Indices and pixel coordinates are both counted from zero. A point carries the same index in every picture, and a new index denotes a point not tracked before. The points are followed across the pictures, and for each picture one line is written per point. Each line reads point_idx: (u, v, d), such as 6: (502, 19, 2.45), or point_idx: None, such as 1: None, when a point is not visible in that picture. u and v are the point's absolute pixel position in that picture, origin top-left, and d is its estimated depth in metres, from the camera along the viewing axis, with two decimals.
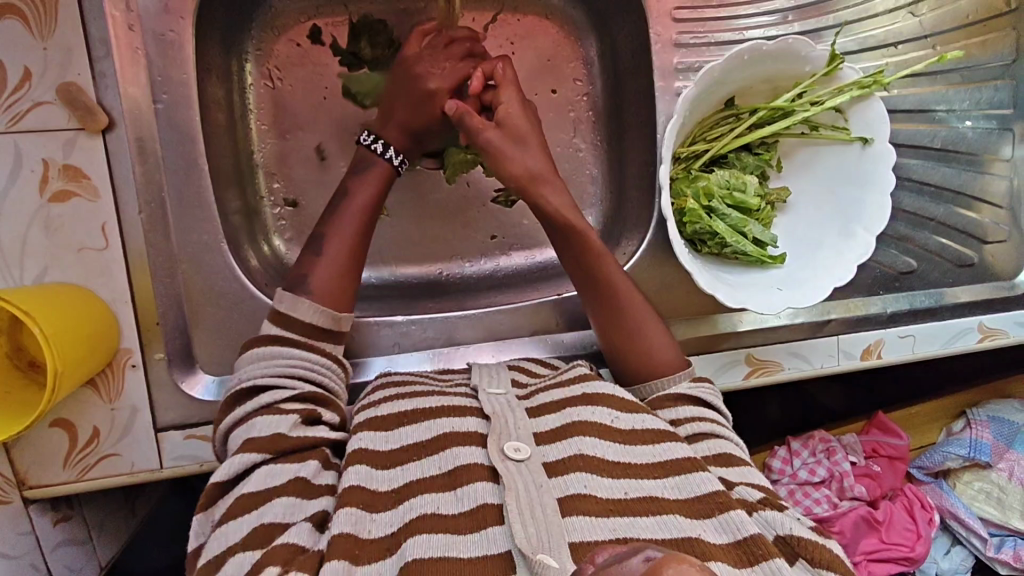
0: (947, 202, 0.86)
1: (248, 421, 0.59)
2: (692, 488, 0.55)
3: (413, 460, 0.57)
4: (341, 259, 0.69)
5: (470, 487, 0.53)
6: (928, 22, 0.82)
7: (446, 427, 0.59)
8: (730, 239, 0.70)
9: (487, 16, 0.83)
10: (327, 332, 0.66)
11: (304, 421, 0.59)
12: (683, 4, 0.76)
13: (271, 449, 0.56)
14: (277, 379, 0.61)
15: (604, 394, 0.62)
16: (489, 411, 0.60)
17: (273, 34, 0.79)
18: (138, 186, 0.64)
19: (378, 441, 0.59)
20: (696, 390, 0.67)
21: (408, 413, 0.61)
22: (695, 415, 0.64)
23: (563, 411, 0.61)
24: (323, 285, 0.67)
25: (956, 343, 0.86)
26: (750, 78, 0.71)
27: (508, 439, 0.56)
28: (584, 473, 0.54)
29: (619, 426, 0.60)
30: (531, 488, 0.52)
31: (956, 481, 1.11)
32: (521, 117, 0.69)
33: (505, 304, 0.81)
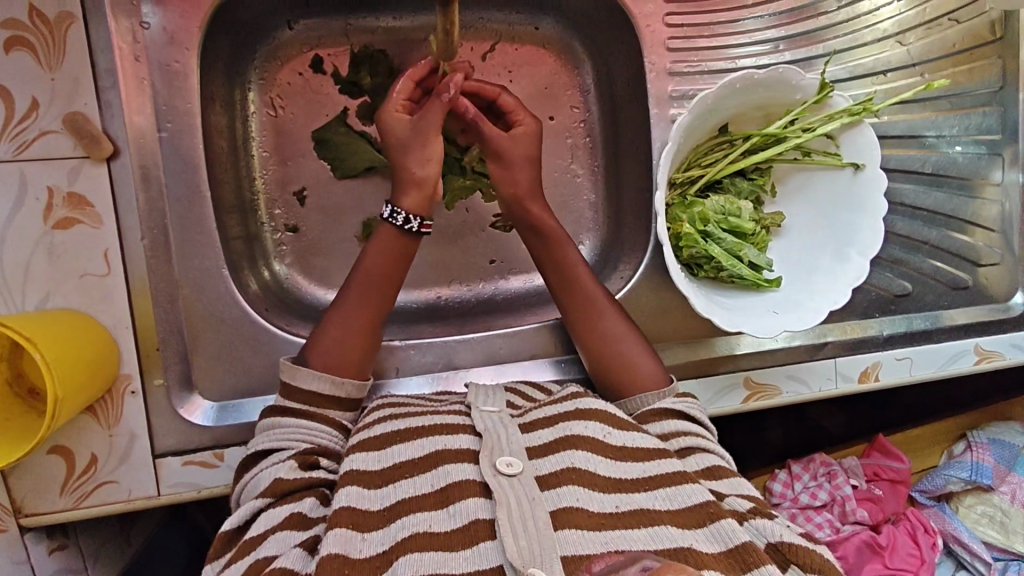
0: (939, 225, 0.87)
1: (254, 480, 0.61)
2: (683, 498, 0.56)
3: (406, 477, 0.57)
4: (343, 341, 0.68)
5: (463, 503, 0.54)
6: (916, 51, 0.84)
7: (439, 444, 0.60)
8: (726, 262, 0.71)
9: (485, 46, 0.85)
10: (335, 400, 0.66)
11: (302, 465, 0.60)
12: (677, 34, 0.77)
13: (272, 492, 0.58)
14: (279, 442, 0.62)
15: (596, 410, 0.64)
16: (481, 428, 0.60)
17: (277, 64, 0.80)
18: (140, 212, 0.65)
19: (370, 460, 0.59)
20: (680, 405, 0.68)
21: (401, 431, 0.62)
22: (681, 427, 0.66)
23: (556, 425, 0.62)
24: (330, 355, 0.67)
25: (953, 366, 0.86)
26: (744, 105, 0.73)
27: (500, 455, 0.57)
28: (577, 486, 0.55)
29: (610, 441, 0.61)
30: (523, 502, 0.52)
31: (958, 504, 1.11)
32: (534, 140, 0.73)
33: (504, 328, 0.81)
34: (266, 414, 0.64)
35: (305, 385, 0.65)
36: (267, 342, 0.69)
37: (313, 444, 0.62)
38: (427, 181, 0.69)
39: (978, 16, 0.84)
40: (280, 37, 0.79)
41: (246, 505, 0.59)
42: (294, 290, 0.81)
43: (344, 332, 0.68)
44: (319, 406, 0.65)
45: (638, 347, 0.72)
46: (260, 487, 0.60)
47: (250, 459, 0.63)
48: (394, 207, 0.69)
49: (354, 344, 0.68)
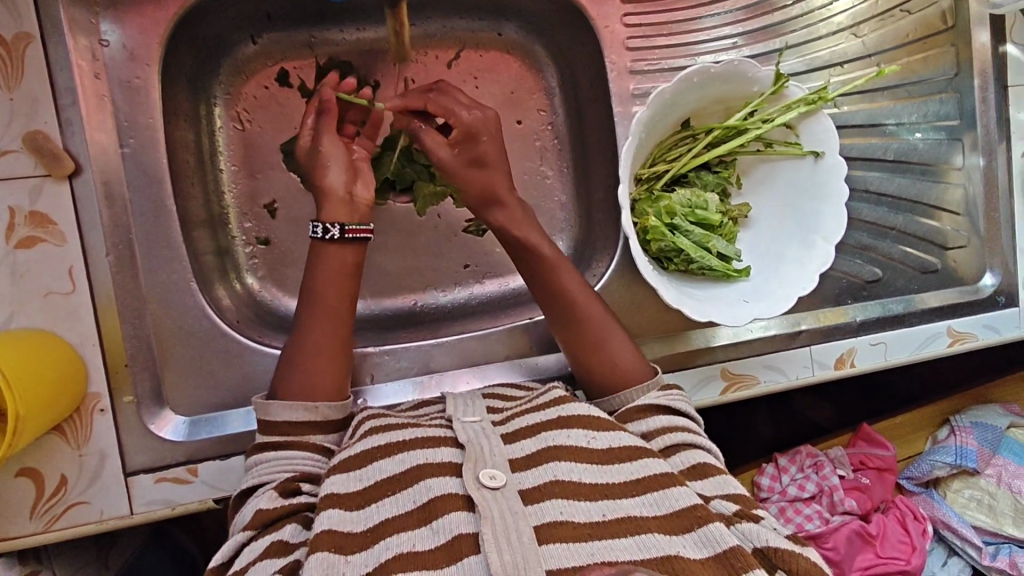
0: (905, 211, 0.88)
1: (240, 513, 0.60)
2: (671, 503, 0.56)
3: (388, 496, 0.57)
4: (309, 367, 0.67)
5: (446, 519, 0.53)
6: (871, 42, 0.86)
7: (420, 458, 0.59)
8: (695, 254, 0.71)
9: (450, 54, 0.87)
10: (313, 425, 0.65)
11: (282, 493, 0.59)
12: (636, 34, 0.78)
13: (254, 524, 0.57)
14: (263, 476, 0.61)
15: (576, 416, 0.64)
16: (463, 439, 0.60)
17: (242, 78, 0.81)
18: (104, 228, 0.64)
19: (351, 482, 0.59)
20: (665, 399, 0.68)
21: (381, 447, 0.61)
22: (665, 423, 0.66)
23: (539, 435, 0.62)
24: (298, 382, 0.66)
25: (927, 348, 0.87)
26: (704, 99, 0.73)
27: (484, 467, 0.57)
28: (560, 499, 0.55)
29: (594, 446, 0.61)
30: (507, 515, 0.52)
31: (946, 490, 1.13)
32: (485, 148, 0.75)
33: (478, 330, 0.81)
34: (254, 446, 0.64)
35: (286, 418, 0.63)
36: (239, 354, 0.69)
37: (296, 471, 0.61)
38: (334, 190, 0.72)
39: (929, 6, 0.87)
40: (244, 51, 0.80)
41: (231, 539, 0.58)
42: (266, 301, 0.81)
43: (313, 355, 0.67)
44: (297, 433, 0.64)
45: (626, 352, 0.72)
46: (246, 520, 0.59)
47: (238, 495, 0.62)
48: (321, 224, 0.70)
49: (326, 366, 0.67)
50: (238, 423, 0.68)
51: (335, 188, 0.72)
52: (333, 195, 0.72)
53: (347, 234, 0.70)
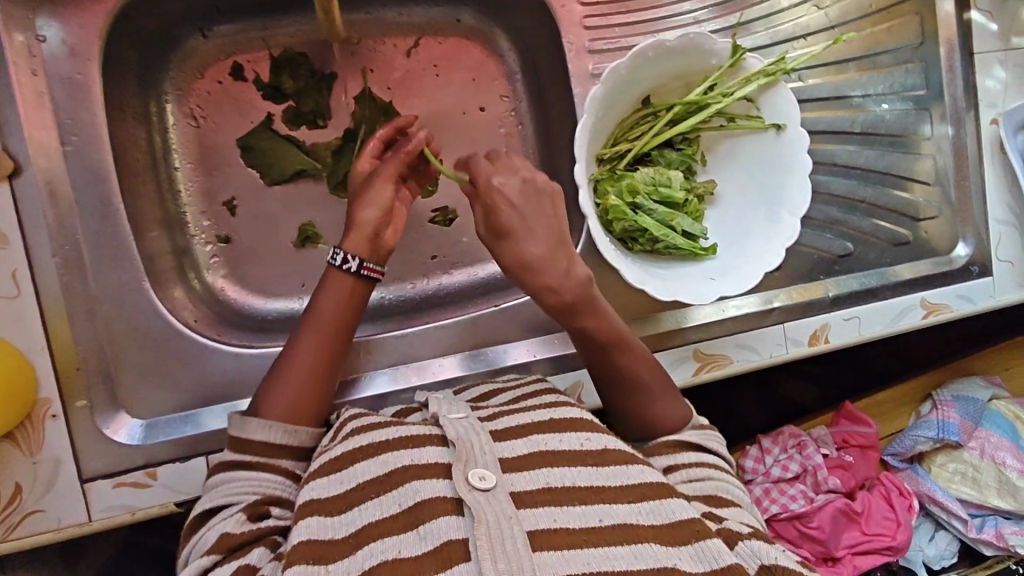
0: (875, 183, 0.87)
1: (199, 538, 0.57)
2: (669, 514, 0.55)
3: (372, 499, 0.56)
4: (295, 392, 0.65)
5: (433, 524, 0.52)
6: (834, 13, 0.85)
7: (405, 460, 0.58)
8: (659, 233, 0.70)
9: (408, 42, 0.86)
10: (290, 449, 0.62)
11: (250, 517, 0.57)
12: (593, 12, 0.77)
13: (221, 548, 0.54)
14: (227, 498, 0.58)
15: (570, 423, 0.63)
16: (453, 436, 0.58)
17: (194, 72, 0.79)
18: (49, 229, 0.63)
19: (328, 486, 0.57)
20: (701, 439, 0.67)
21: (364, 448, 0.60)
22: (696, 460, 0.65)
23: (530, 437, 0.61)
24: (283, 405, 0.64)
25: (902, 321, 0.86)
26: (662, 75, 0.72)
27: (473, 466, 0.56)
28: (552, 505, 0.54)
29: (589, 449, 0.60)
30: (502, 520, 0.51)
31: (931, 464, 1.13)
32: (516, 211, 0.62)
33: (444, 321, 0.80)
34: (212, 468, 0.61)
35: (263, 437, 0.61)
36: (198, 354, 0.67)
37: (264, 494, 0.59)
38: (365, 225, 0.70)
39: None
40: (194, 45, 0.78)
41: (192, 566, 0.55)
42: (227, 300, 0.79)
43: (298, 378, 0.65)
44: (271, 457, 0.61)
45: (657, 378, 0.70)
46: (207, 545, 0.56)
47: (197, 519, 0.59)
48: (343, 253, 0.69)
49: (312, 389, 0.65)
50: (196, 426, 0.66)
51: (365, 223, 0.70)
52: (361, 230, 0.70)
53: (363, 271, 0.69)
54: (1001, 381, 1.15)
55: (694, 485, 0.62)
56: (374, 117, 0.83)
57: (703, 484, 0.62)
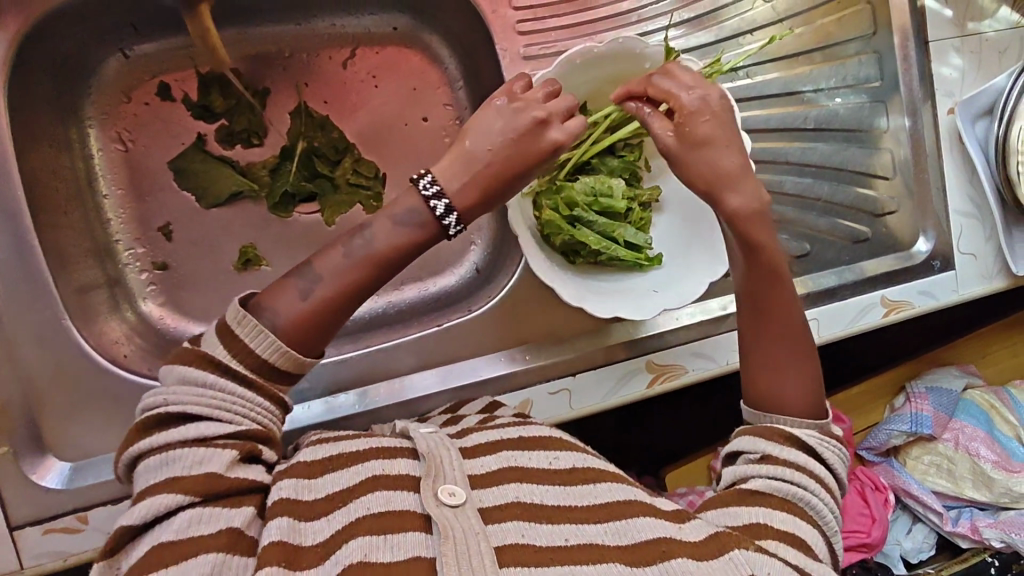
0: (831, 179, 0.85)
1: (170, 453, 0.50)
2: (632, 534, 0.53)
3: (341, 508, 0.52)
4: (309, 315, 0.56)
5: (402, 537, 0.50)
6: (781, 5, 0.82)
7: (376, 470, 0.55)
8: (600, 245, 0.68)
9: (344, 53, 0.83)
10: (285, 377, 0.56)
11: (242, 458, 0.52)
12: (526, 16, 0.74)
13: (201, 490, 0.49)
14: (215, 414, 0.52)
15: (536, 437, 0.61)
16: (422, 449, 0.56)
17: (120, 96, 0.77)
18: None
19: (302, 488, 0.53)
20: (821, 446, 0.59)
21: (332, 459, 0.56)
22: (803, 463, 0.58)
23: (500, 452, 0.59)
24: (291, 322, 0.56)
25: (862, 321, 0.83)
26: (597, 81, 0.70)
27: (444, 482, 0.53)
28: (522, 520, 0.52)
29: (556, 467, 0.58)
30: (469, 536, 0.49)
31: (905, 457, 1.11)
32: (710, 124, 0.59)
33: (387, 342, 0.77)
34: (185, 356, 0.52)
35: (254, 345, 0.53)
36: (123, 391, 0.65)
37: (256, 426, 0.54)
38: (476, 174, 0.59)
39: None
40: (119, 68, 0.76)
41: (162, 492, 0.48)
42: (165, 329, 0.77)
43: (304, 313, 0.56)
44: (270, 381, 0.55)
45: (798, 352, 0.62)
46: (179, 467, 0.50)
47: (162, 417, 0.52)
48: (450, 204, 0.58)
49: (327, 317, 0.57)
50: None
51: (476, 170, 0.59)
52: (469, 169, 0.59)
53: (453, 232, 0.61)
54: (976, 370, 1.13)
55: (779, 486, 0.57)
56: (311, 132, 0.81)
57: (788, 486, 0.57)
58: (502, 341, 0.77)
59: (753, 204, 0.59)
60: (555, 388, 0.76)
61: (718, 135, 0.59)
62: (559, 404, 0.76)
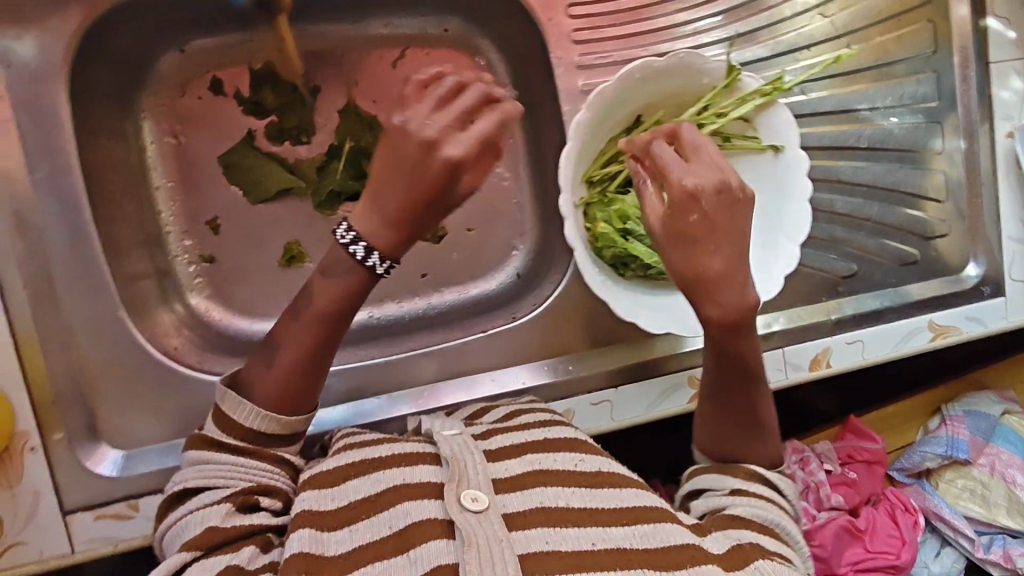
0: (881, 200, 0.84)
1: (181, 520, 0.54)
2: (660, 537, 0.53)
3: (361, 520, 0.53)
4: (289, 379, 0.58)
5: (424, 549, 0.50)
6: (840, 21, 0.80)
7: (396, 479, 0.56)
8: (651, 260, 0.67)
9: (394, 53, 0.83)
10: (278, 437, 0.58)
11: (239, 508, 0.54)
12: (582, 25, 0.74)
13: (202, 543, 0.52)
14: (213, 476, 0.56)
15: (563, 440, 0.61)
16: (446, 455, 0.56)
17: (173, 89, 0.77)
18: (19, 257, 0.62)
19: (323, 499, 0.54)
20: (783, 482, 0.61)
21: (355, 466, 0.57)
22: (768, 495, 0.59)
23: (525, 455, 0.59)
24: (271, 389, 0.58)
25: (908, 344, 0.82)
26: (655, 93, 0.68)
27: (467, 487, 0.54)
28: (546, 526, 0.52)
29: (583, 469, 0.58)
30: (493, 543, 0.49)
31: (938, 480, 1.09)
32: (712, 219, 0.52)
33: (433, 345, 0.78)
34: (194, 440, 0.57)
35: (239, 418, 0.57)
36: (175, 383, 0.66)
37: (251, 482, 0.56)
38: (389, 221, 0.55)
39: None
40: (175, 61, 0.77)
41: (174, 555, 0.52)
42: (211, 322, 0.77)
43: (280, 377, 0.58)
44: (265, 445, 0.58)
45: (769, 444, 0.63)
46: (189, 532, 0.54)
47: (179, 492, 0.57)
48: (369, 245, 0.56)
49: (306, 379, 0.59)
50: (176, 457, 0.65)
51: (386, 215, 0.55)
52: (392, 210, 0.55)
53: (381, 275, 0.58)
54: (1015, 396, 1.10)
55: (761, 513, 0.57)
56: (359, 132, 0.80)
57: (768, 515, 0.57)
58: (545, 349, 0.77)
59: (737, 311, 0.53)
60: (597, 400, 0.76)
61: (706, 236, 0.52)
62: (599, 416, 0.76)
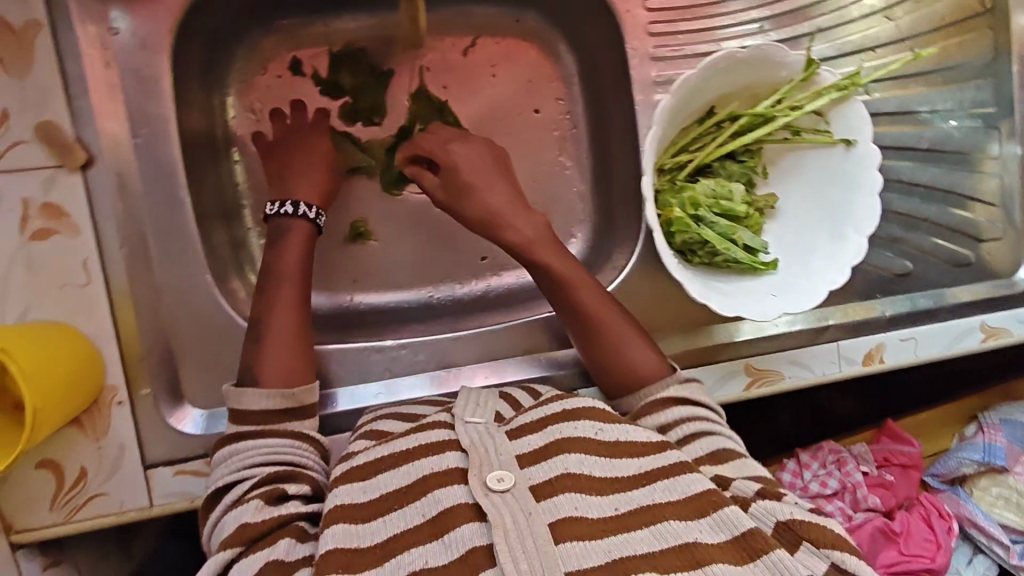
0: (938, 202, 0.85)
1: (220, 521, 0.57)
2: (683, 488, 0.53)
3: (396, 510, 0.54)
4: (288, 353, 0.65)
5: (458, 532, 0.50)
6: (904, 25, 0.82)
7: (427, 468, 0.56)
8: (720, 246, 0.69)
9: (466, 41, 0.85)
10: (287, 411, 0.63)
11: (269, 502, 0.56)
12: (658, 18, 0.76)
13: (241, 539, 0.54)
14: (243, 472, 0.59)
15: (583, 408, 0.60)
16: (466, 445, 0.56)
17: (256, 66, 0.80)
18: (117, 218, 0.64)
19: (356, 492, 0.55)
20: (685, 390, 0.66)
21: (386, 459, 0.58)
22: (684, 416, 0.64)
23: (546, 428, 0.58)
24: (273, 367, 0.64)
25: (960, 344, 0.84)
26: (729, 85, 0.71)
27: (490, 470, 0.54)
28: (573, 494, 0.52)
29: (603, 438, 0.57)
30: (519, 519, 0.50)
31: (973, 487, 1.07)
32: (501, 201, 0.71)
33: (498, 324, 0.80)
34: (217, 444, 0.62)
35: (254, 407, 0.62)
36: None
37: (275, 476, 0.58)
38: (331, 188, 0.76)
39: None
40: (259, 39, 0.79)
41: (215, 557, 0.54)
42: None
43: (281, 356, 0.65)
44: (275, 422, 0.62)
45: (649, 351, 0.69)
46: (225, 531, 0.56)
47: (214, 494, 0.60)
48: (295, 202, 0.72)
49: (297, 354, 0.66)
50: None
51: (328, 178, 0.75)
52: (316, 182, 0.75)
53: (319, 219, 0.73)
54: None
55: (693, 448, 0.62)
56: (428, 115, 0.84)
57: (700, 443, 0.62)
58: None
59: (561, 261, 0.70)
60: None
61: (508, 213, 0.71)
62: None
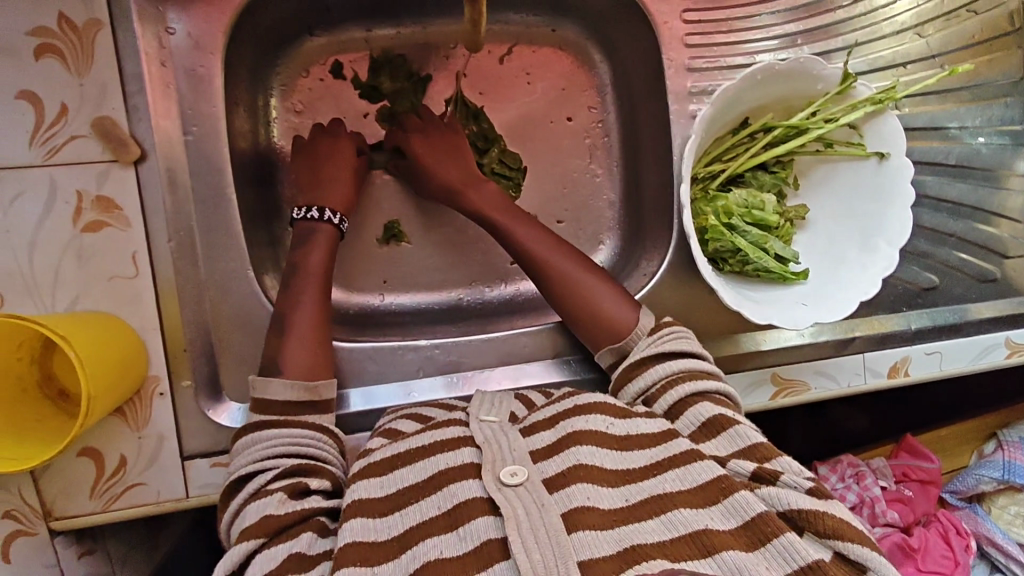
0: (965, 217, 0.86)
1: (241, 510, 0.57)
2: (695, 477, 0.53)
3: (412, 504, 0.54)
4: (310, 348, 0.67)
5: (473, 524, 0.51)
6: (935, 42, 0.83)
7: (442, 463, 0.56)
8: (752, 255, 0.70)
9: (503, 48, 0.87)
10: (305, 404, 0.64)
11: (292, 494, 0.56)
12: (694, 30, 0.78)
13: (264, 530, 0.54)
14: (265, 462, 0.59)
15: (594, 403, 0.61)
16: (480, 440, 0.57)
17: (298, 69, 0.82)
18: (167, 213, 0.65)
19: (373, 488, 0.56)
20: (659, 346, 0.67)
21: (402, 455, 0.59)
22: (662, 375, 0.64)
23: (557, 425, 0.59)
24: (296, 361, 0.65)
25: (984, 359, 0.84)
26: (765, 97, 0.72)
27: (504, 465, 0.54)
28: (585, 484, 0.53)
29: (614, 432, 0.58)
30: (533, 509, 0.50)
31: (990, 505, 1.06)
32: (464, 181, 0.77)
33: (529, 326, 0.81)
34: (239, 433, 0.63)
35: (275, 396, 0.63)
36: None
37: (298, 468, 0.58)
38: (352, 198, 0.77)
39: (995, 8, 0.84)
40: (303, 42, 0.81)
41: (236, 546, 0.54)
42: None
43: (304, 350, 0.66)
44: (292, 414, 0.63)
45: (620, 300, 0.71)
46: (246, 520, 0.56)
47: (232, 482, 0.59)
48: (320, 207, 0.74)
49: (317, 348, 0.67)
50: None
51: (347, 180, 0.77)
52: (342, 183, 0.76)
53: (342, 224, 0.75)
54: None
55: (682, 420, 0.60)
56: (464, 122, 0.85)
57: (688, 414, 0.60)
58: None
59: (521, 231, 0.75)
60: None
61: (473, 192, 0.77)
62: None
